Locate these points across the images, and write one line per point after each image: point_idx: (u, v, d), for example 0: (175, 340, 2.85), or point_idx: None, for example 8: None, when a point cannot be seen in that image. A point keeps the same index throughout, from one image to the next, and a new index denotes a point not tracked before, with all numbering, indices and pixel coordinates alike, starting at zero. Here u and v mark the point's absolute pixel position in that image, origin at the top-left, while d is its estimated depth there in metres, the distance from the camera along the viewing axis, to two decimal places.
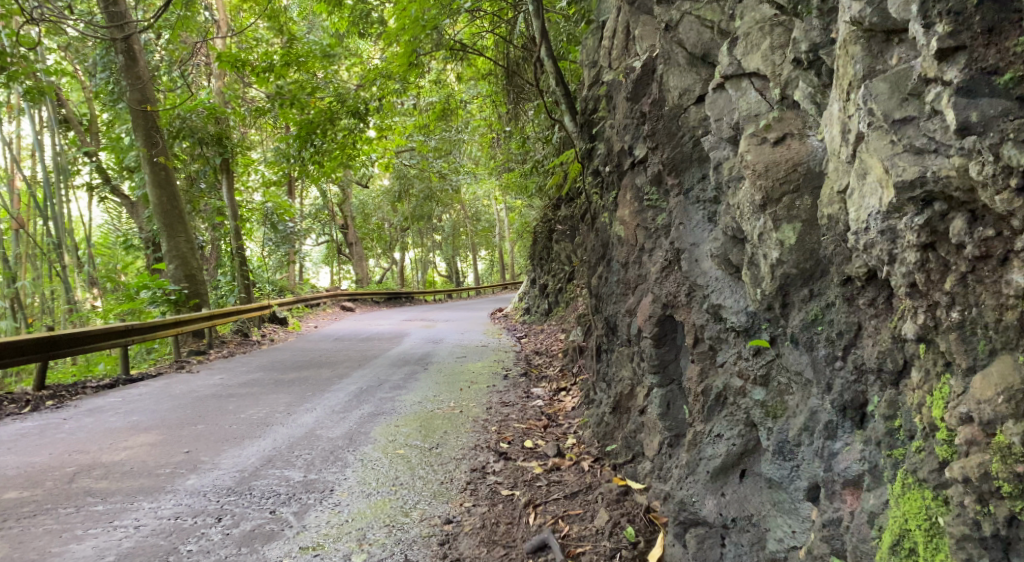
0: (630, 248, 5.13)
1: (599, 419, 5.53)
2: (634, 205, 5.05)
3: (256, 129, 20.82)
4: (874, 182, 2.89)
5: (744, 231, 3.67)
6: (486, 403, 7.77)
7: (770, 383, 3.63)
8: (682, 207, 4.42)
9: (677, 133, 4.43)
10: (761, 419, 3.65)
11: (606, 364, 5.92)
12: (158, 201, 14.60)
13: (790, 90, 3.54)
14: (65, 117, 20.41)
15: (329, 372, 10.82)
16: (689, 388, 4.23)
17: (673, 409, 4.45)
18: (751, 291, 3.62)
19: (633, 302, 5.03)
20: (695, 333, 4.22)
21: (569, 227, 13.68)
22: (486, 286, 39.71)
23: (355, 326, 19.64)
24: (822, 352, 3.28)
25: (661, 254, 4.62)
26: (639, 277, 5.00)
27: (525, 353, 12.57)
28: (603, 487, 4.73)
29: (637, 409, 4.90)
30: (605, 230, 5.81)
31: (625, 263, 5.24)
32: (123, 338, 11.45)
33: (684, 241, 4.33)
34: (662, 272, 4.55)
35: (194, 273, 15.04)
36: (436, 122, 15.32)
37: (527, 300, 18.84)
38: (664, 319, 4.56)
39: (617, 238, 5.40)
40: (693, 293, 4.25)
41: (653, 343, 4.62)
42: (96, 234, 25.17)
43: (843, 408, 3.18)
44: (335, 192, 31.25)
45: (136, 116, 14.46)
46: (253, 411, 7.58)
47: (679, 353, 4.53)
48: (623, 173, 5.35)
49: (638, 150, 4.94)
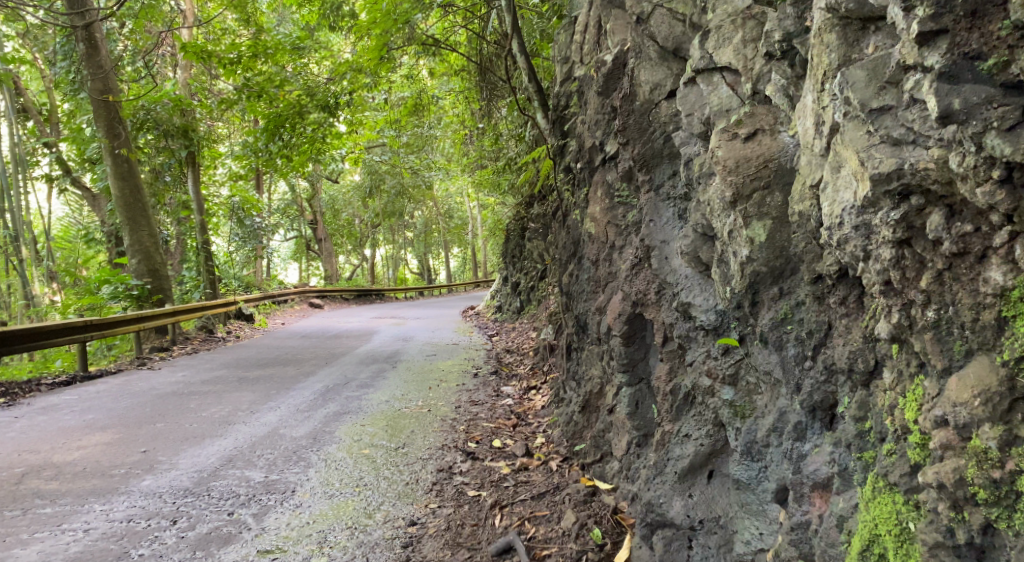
0: (601, 246, 5.09)
1: (568, 418, 5.48)
2: (606, 202, 5.01)
3: (223, 122, 20.46)
4: (849, 175, 2.85)
5: (714, 228, 3.65)
6: (455, 401, 7.67)
7: (738, 383, 3.61)
8: (652, 203, 4.38)
9: (648, 128, 4.39)
10: (729, 419, 3.64)
11: (576, 362, 5.87)
12: (120, 194, 14.25)
13: (762, 85, 3.53)
14: (25, 106, 19.86)
15: (295, 369, 10.65)
16: (657, 387, 4.26)
17: (641, 409, 4.43)
18: (721, 289, 3.61)
19: (603, 300, 4.99)
20: (664, 332, 4.20)
21: (541, 225, 13.64)
22: (458, 284, 39.56)
23: (324, 323, 19.40)
24: (791, 351, 3.25)
25: (631, 252, 4.58)
26: (610, 275, 4.96)
27: (496, 351, 12.50)
28: (571, 487, 4.68)
29: (606, 408, 4.86)
30: (576, 228, 5.77)
31: (595, 261, 5.20)
32: (81, 334, 11.16)
33: (654, 239, 4.30)
34: (632, 270, 4.52)
35: (157, 268, 14.71)
36: (407, 118, 15.18)
37: (498, 298, 18.75)
38: (633, 318, 4.52)
39: (587, 236, 5.36)
40: (662, 291, 4.22)
41: (622, 342, 4.59)
42: (57, 227, 24.56)
43: (812, 408, 3.16)
44: (304, 187, 30.86)
45: (97, 106, 14.10)
46: (215, 409, 7.41)
47: (648, 352, 4.50)
48: (594, 169, 5.31)
49: (609, 146, 4.90)
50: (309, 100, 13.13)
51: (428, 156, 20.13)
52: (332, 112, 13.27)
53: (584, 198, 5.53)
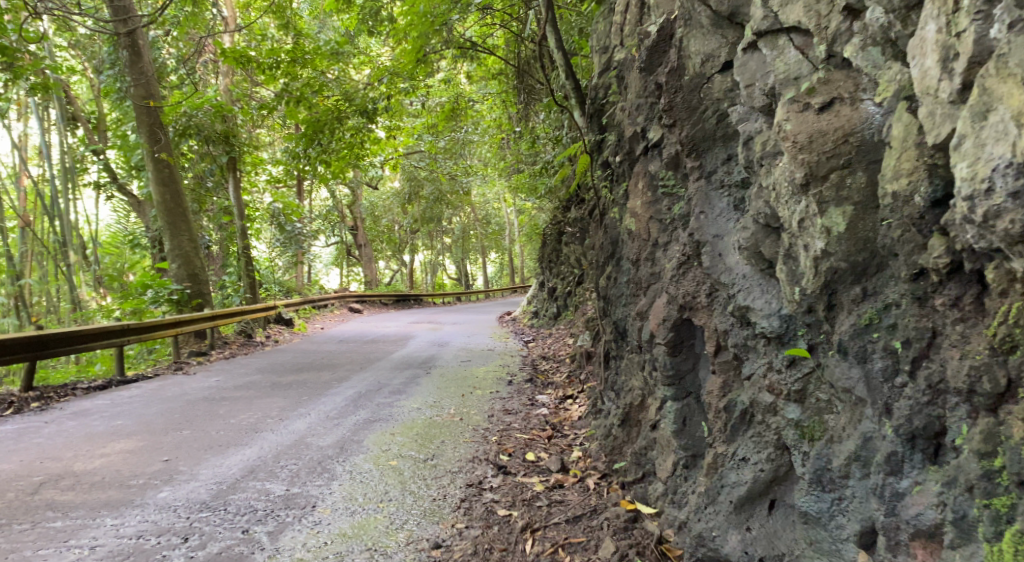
0: (641, 244, 4.75)
1: (607, 431, 5.13)
2: (647, 196, 4.67)
3: (265, 128, 20.58)
4: (1006, 120, 2.50)
5: (781, 219, 3.37)
6: (489, 410, 7.37)
7: (807, 400, 3.33)
8: (703, 193, 4.04)
9: (699, 107, 4.05)
10: (795, 441, 3.35)
11: (615, 371, 5.52)
12: (162, 199, 14.31)
13: (838, 46, 3.22)
14: (73, 114, 20.23)
15: (329, 375, 10.47)
16: (710, 402, 3.91)
17: (689, 425, 4.06)
18: (788, 289, 3.35)
19: (645, 303, 4.62)
20: (716, 340, 3.86)
21: (579, 230, 13.28)
22: (496, 290, 39.39)
23: (361, 328, 19.29)
24: (878, 365, 2.99)
25: (677, 251, 4.23)
26: (652, 277, 4.60)
27: (532, 358, 12.18)
28: (610, 511, 4.31)
29: (648, 422, 4.50)
30: (614, 227, 5.43)
31: (635, 261, 4.84)
32: (120, 338, 11.16)
33: (705, 234, 3.96)
34: (678, 270, 4.16)
35: (197, 273, 14.73)
36: (445, 122, 14.98)
37: (535, 304, 18.41)
38: (681, 324, 4.16)
39: (627, 234, 5.01)
40: (715, 294, 3.88)
41: (667, 351, 4.22)
42: (104, 234, 25.03)
43: (912, 436, 2.84)
44: (345, 193, 30.99)
45: (139, 113, 14.24)
46: (244, 416, 7.24)
47: (696, 362, 4.15)
48: (634, 160, 4.97)
49: (652, 132, 4.58)
50: (347, 105, 12.99)
51: (464, 162, 19.94)
52: (370, 117, 13.12)
53: (623, 193, 5.20)
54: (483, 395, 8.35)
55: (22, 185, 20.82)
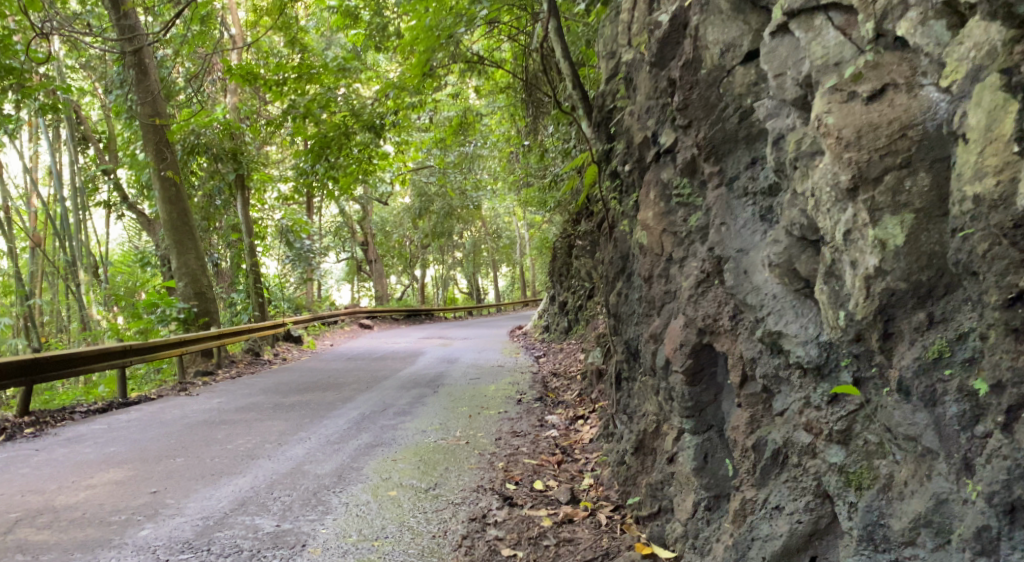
0: (653, 260, 4.43)
1: (620, 458, 4.80)
2: (658, 206, 4.36)
3: (273, 144, 20.43)
4: None
5: (817, 231, 3.10)
6: (496, 433, 7.04)
7: (851, 442, 3.01)
8: (723, 202, 3.78)
9: (718, 104, 3.79)
10: (838, 489, 3.03)
11: (627, 393, 5.20)
12: (169, 217, 14.13)
13: (889, 23, 2.88)
14: (84, 134, 20.19)
15: (334, 395, 10.17)
16: (735, 439, 3.59)
17: (711, 462, 3.74)
18: (830, 313, 3.02)
19: (659, 324, 4.29)
20: (742, 370, 3.56)
21: (590, 243, 12.98)
22: (509, 303, 39.05)
23: (371, 344, 19.01)
24: (953, 409, 2.62)
25: (694, 268, 3.93)
26: (666, 295, 4.28)
27: (543, 374, 11.84)
28: (624, 555, 3.95)
29: (664, 453, 4.17)
30: (624, 240, 5.12)
31: (646, 277, 4.52)
32: (122, 360, 10.92)
33: (728, 248, 3.68)
34: (697, 288, 3.87)
35: (204, 291, 14.51)
36: (453, 137, 14.71)
37: (547, 317, 18.05)
38: (700, 351, 3.83)
39: (638, 247, 4.69)
40: (739, 316, 3.60)
41: (685, 380, 3.89)
42: (117, 252, 24.97)
43: (1012, 506, 2.44)
44: (356, 208, 30.86)
45: (146, 131, 14.14)
46: (241, 441, 6.95)
47: (719, 392, 3.82)
48: (645, 168, 4.67)
49: (663, 136, 4.30)
50: (354, 120, 12.76)
51: (474, 176, 19.68)
52: (378, 133, 12.90)
53: (633, 204, 4.90)
54: (490, 416, 8.02)
55: (33, 205, 20.78)
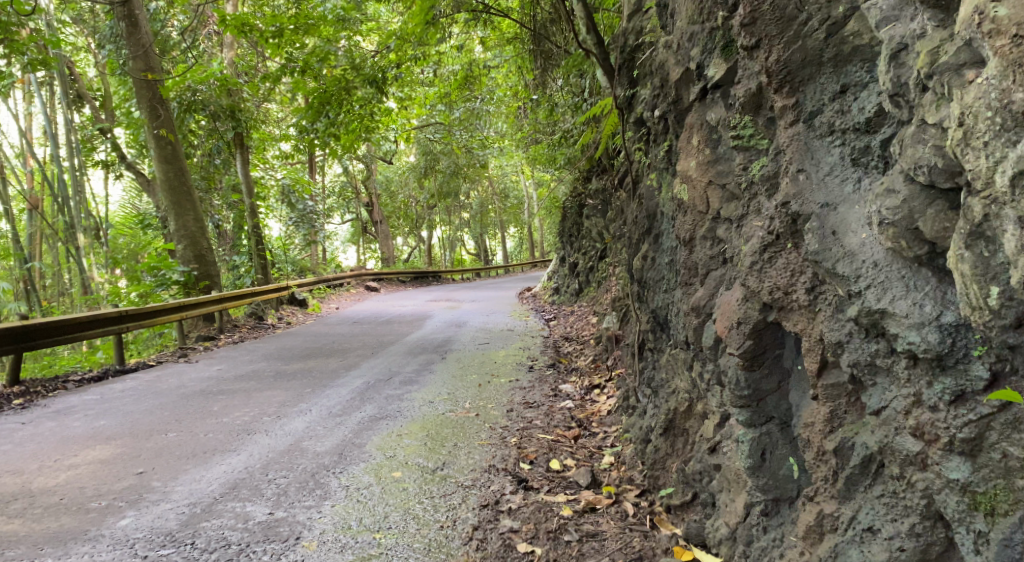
0: (699, 220, 3.90)
1: (648, 439, 4.40)
2: (706, 153, 3.82)
3: (274, 102, 19.83)
4: None
5: (960, 173, 2.48)
6: (507, 404, 6.66)
7: (980, 456, 2.48)
8: (801, 144, 3.17)
9: (796, 17, 3.16)
10: (958, 513, 2.53)
11: (652, 366, 4.78)
12: (165, 178, 13.64)
13: None
14: (79, 92, 19.56)
15: (338, 361, 9.81)
16: (807, 439, 3.14)
17: (769, 461, 3.30)
18: (975, 286, 2.41)
19: (705, 294, 3.77)
20: (821, 355, 3.04)
21: (602, 201, 12.55)
22: (515, 265, 38.71)
23: (377, 307, 18.64)
24: None
25: (758, 229, 3.34)
26: (713, 261, 3.78)
27: (554, 339, 11.44)
28: (658, 557, 3.56)
29: (706, 440, 3.77)
30: (652, 197, 4.63)
31: (686, 239, 4.03)
32: (118, 326, 10.53)
33: (811, 204, 3.08)
34: (766, 256, 3.28)
35: (204, 254, 14.09)
36: (458, 92, 14.12)
37: (556, 280, 17.61)
38: (765, 330, 3.32)
39: (674, 206, 4.20)
40: (820, 290, 3.04)
41: (742, 364, 3.39)
42: (118, 214, 24.52)
43: None
44: (360, 168, 30.26)
45: (139, 87, 13.54)
46: (239, 413, 6.59)
47: (784, 379, 3.33)
48: (683, 112, 4.14)
49: (711, 68, 3.73)
50: (353, 74, 12.13)
51: (480, 134, 19.06)
52: (379, 88, 12.28)
53: (665, 155, 4.40)
54: (501, 385, 7.63)
55: (30, 166, 20.30)
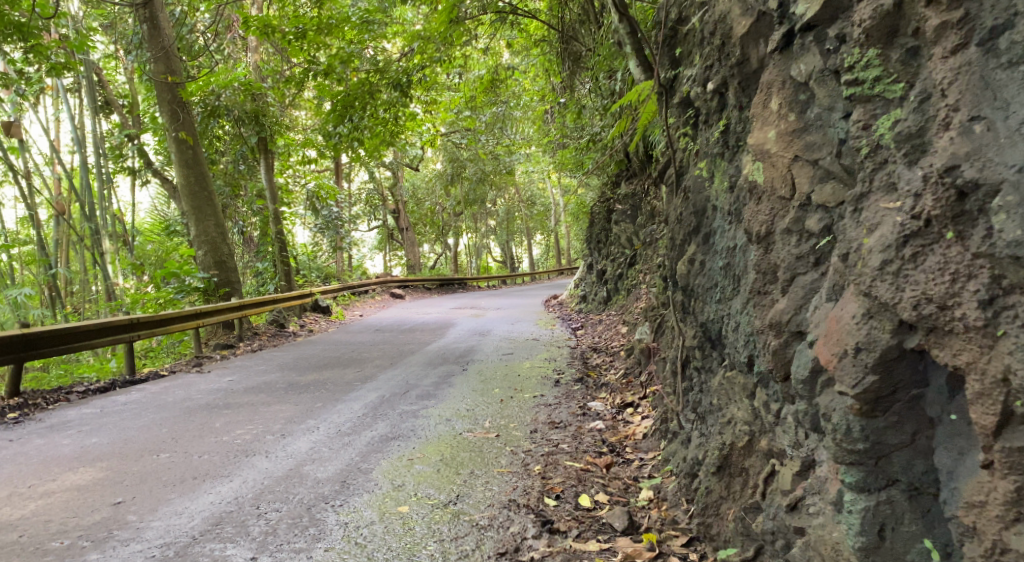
0: (778, 209, 3.25)
1: (698, 479, 3.79)
2: (791, 120, 3.20)
3: (300, 108, 19.47)
4: None
5: None
6: (531, 424, 6.06)
7: None
8: (979, 72, 2.47)
9: None
10: None
11: (699, 388, 4.19)
12: (186, 182, 13.19)
13: None
14: (105, 98, 19.32)
15: (354, 373, 9.27)
16: (972, 525, 2.46)
17: (891, 541, 2.68)
18: None
19: (789, 304, 3.13)
20: (1007, 406, 2.35)
21: (634, 205, 11.96)
22: (542, 273, 38.01)
23: (400, 315, 18.11)
24: None
25: (893, 217, 2.67)
26: (801, 262, 3.12)
27: (581, 350, 10.80)
28: None
29: (782, 493, 3.12)
30: (704, 189, 4.02)
31: (754, 238, 3.38)
32: (130, 334, 10.06)
33: (1003, 170, 2.38)
34: (914, 260, 2.59)
35: (224, 260, 13.64)
36: (484, 95, 13.52)
37: (583, 287, 16.95)
38: (897, 364, 2.66)
39: (739, 196, 3.57)
40: (1003, 303, 2.35)
41: (859, 410, 2.75)
42: (144, 221, 24.26)
43: None
44: (386, 174, 29.82)
45: (160, 89, 13.04)
46: (240, 431, 6.05)
47: (919, 432, 2.66)
48: (751, 75, 3.53)
49: (802, 5, 3.09)
50: (378, 77, 11.49)
51: (506, 139, 18.50)
52: (405, 91, 11.66)
53: (721, 137, 3.80)
54: (525, 401, 7.02)
55: (56, 173, 20.07)
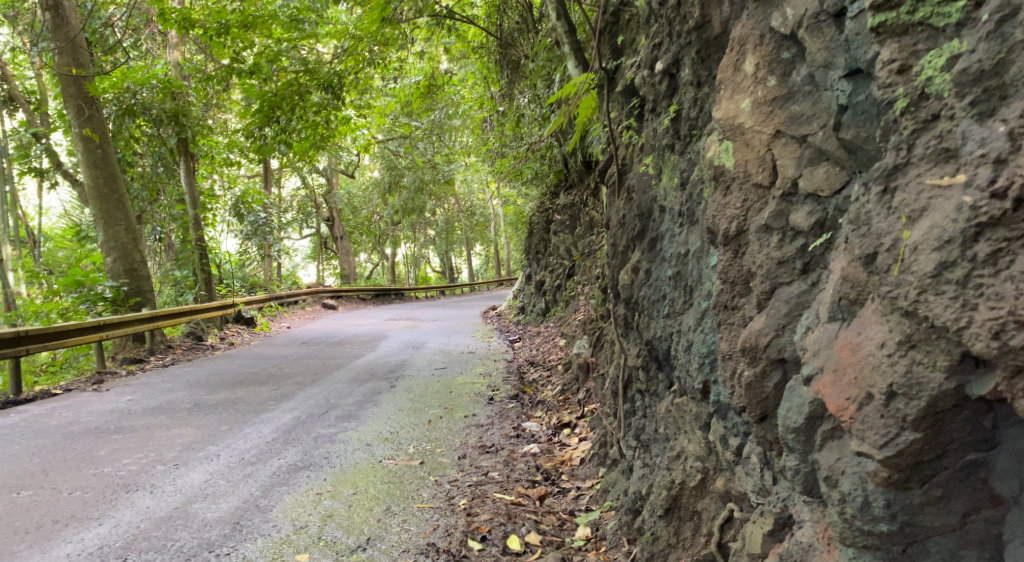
0: (751, 200, 2.76)
1: (646, 524, 3.35)
2: (770, 86, 2.67)
3: (228, 110, 18.45)
4: None
5: None
6: (460, 448, 5.53)
7: None
8: None
9: None
10: None
11: (644, 413, 3.83)
12: (93, 184, 11.97)
13: None
14: (12, 94, 17.90)
15: (272, 391, 8.55)
16: None
17: None
18: None
19: (768, 323, 2.63)
20: None
21: (573, 215, 11.62)
22: (481, 283, 37.56)
23: (331, 327, 17.26)
24: None
25: (961, 201, 1.98)
26: (783, 268, 2.61)
27: (518, 364, 10.31)
28: None
29: (750, 554, 2.65)
30: (654, 186, 3.60)
31: (721, 240, 2.90)
32: (19, 350, 9.04)
33: None
34: (994, 266, 1.91)
35: (136, 267, 12.47)
36: (420, 100, 12.91)
37: (522, 298, 16.53)
38: (946, 417, 2.05)
39: (699, 189, 3.11)
40: None
41: (882, 477, 2.17)
42: (57, 226, 22.71)
43: None
44: (320, 181, 28.85)
45: (65, 84, 11.78)
46: (127, 460, 5.33)
47: (971, 514, 2.09)
48: (709, 48, 3.10)
49: None
50: (308, 78, 10.64)
51: (445, 146, 17.91)
52: (337, 94, 10.87)
53: (670, 126, 3.42)
54: (455, 422, 6.48)
55: None
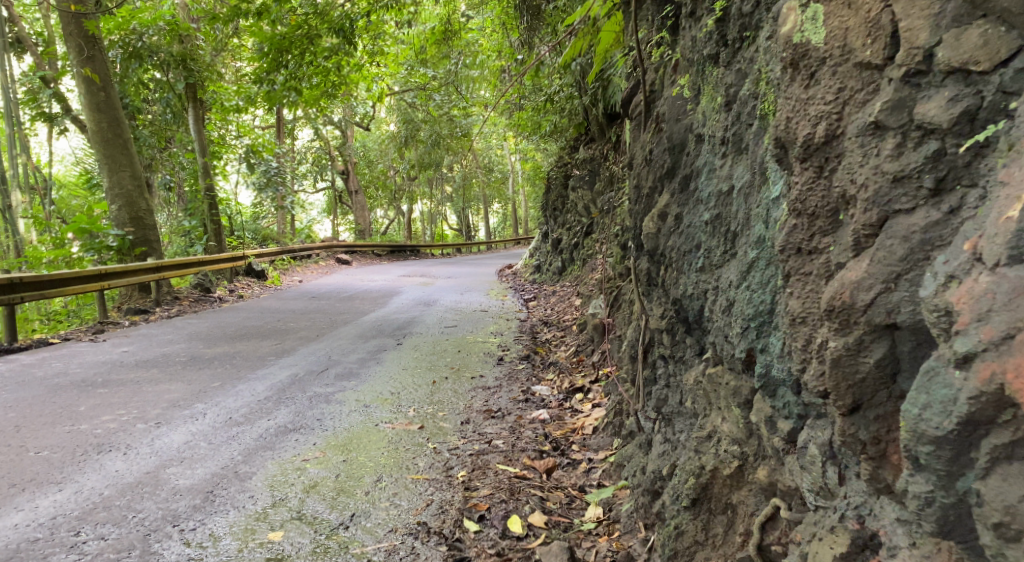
0: (850, 89, 2.15)
1: (667, 510, 2.92)
2: None
3: (239, 56, 17.72)
4: None
5: None
6: (463, 413, 5.11)
7: None
8: None
9: None
10: None
11: (667, 382, 3.38)
12: (96, 128, 11.38)
13: None
14: (19, 36, 17.21)
15: (273, 345, 8.19)
16: None
17: None
18: None
19: (875, 271, 2.04)
20: None
21: (593, 169, 10.98)
22: (498, 242, 37.02)
23: (343, 281, 16.87)
24: None
25: None
26: (900, 190, 2.01)
27: (531, 324, 9.86)
28: None
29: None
30: (692, 115, 3.11)
31: (798, 152, 2.28)
32: (13, 298, 8.67)
33: None
34: None
35: (142, 216, 11.99)
36: (439, 45, 12.06)
37: (538, 256, 16.01)
38: None
39: (752, 98, 2.59)
40: None
41: None
42: (71, 173, 22.33)
43: None
44: (336, 133, 28.16)
45: (66, 21, 11.06)
46: (105, 417, 4.96)
47: None
48: None
49: None
50: (318, 21, 9.76)
51: (462, 97, 17.18)
52: (348, 39, 10.02)
53: (714, 31, 2.88)
54: (460, 383, 6.06)
55: None
